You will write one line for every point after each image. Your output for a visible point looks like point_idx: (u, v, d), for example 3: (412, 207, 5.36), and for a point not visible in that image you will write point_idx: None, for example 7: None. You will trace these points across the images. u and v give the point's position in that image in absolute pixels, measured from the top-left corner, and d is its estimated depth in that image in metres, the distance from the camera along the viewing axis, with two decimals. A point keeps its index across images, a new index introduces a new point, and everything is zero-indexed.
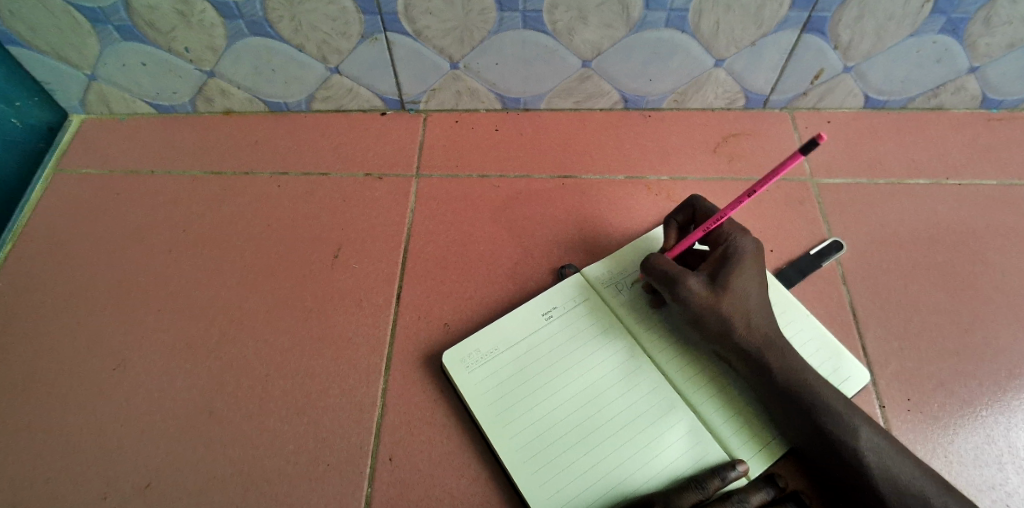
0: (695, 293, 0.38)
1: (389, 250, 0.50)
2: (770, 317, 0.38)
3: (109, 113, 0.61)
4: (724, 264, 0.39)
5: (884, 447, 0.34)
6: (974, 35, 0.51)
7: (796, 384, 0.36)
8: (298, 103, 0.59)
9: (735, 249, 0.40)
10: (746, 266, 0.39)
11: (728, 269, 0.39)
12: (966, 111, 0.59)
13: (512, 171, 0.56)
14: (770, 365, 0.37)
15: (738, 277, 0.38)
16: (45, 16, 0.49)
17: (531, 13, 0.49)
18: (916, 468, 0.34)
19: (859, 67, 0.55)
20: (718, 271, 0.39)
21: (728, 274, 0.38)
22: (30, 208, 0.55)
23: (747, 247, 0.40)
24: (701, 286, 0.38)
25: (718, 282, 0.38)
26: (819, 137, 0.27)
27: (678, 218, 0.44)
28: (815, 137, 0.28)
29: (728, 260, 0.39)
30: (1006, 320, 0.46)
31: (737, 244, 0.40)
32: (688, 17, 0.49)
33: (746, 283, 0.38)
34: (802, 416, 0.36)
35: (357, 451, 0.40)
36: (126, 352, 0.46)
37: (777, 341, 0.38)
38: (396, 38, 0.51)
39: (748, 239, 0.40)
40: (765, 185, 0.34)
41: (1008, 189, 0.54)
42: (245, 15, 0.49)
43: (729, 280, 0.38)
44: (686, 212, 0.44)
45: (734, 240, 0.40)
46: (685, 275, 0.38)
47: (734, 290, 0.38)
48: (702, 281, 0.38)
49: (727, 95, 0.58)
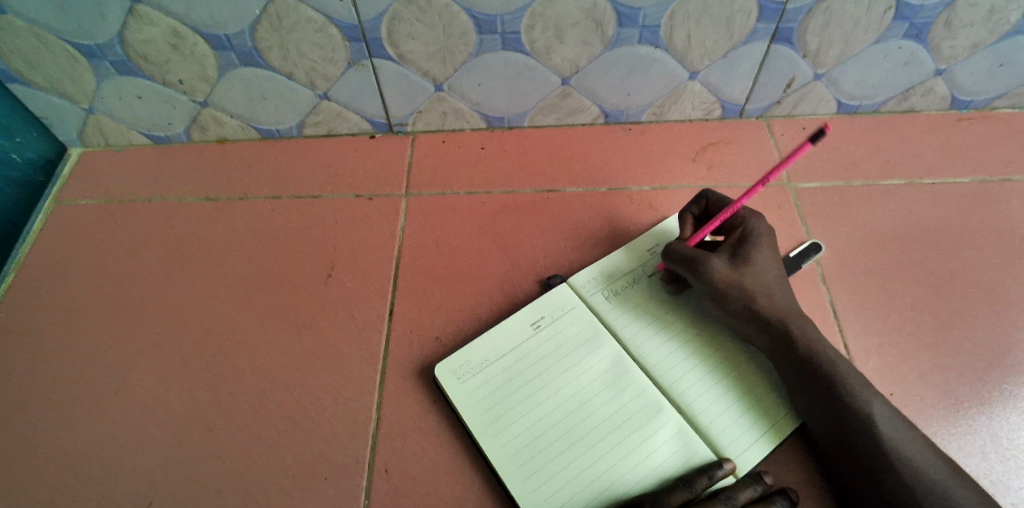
0: (717, 270, 0.40)
1: (380, 267, 0.52)
2: (785, 291, 0.41)
3: (105, 145, 0.62)
4: (742, 244, 0.41)
5: (894, 422, 0.35)
6: (937, 39, 0.53)
7: (814, 355, 0.38)
8: (289, 129, 0.61)
9: (751, 229, 0.42)
10: (763, 245, 0.41)
11: (747, 248, 0.41)
12: (938, 112, 0.61)
13: (499, 187, 0.57)
14: (789, 332, 0.39)
15: (757, 254, 0.40)
16: (44, 54, 0.51)
17: (510, 34, 0.51)
18: (919, 443, 0.35)
19: (830, 73, 0.57)
20: (738, 249, 0.41)
21: (747, 252, 0.40)
22: (31, 238, 0.56)
23: (761, 228, 0.41)
24: (723, 262, 0.40)
25: (738, 258, 0.40)
26: (825, 127, 0.32)
27: (693, 210, 0.47)
28: (822, 126, 0.32)
29: (745, 239, 0.41)
30: (983, 313, 0.47)
31: (752, 225, 0.42)
32: (662, 32, 0.51)
33: (765, 260, 0.40)
34: (810, 395, 0.38)
35: (353, 463, 0.41)
36: (124, 374, 0.46)
37: (791, 318, 0.39)
38: (382, 62, 0.53)
39: (760, 220, 0.42)
40: (778, 171, 0.37)
41: (981, 185, 0.56)
42: (236, 45, 0.51)
43: (749, 256, 0.40)
44: (700, 205, 0.47)
45: (748, 222, 0.42)
46: (705, 255, 0.41)
47: (755, 265, 0.40)
48: (723, 258, 0.40)
49: (704, 106, 0.60)
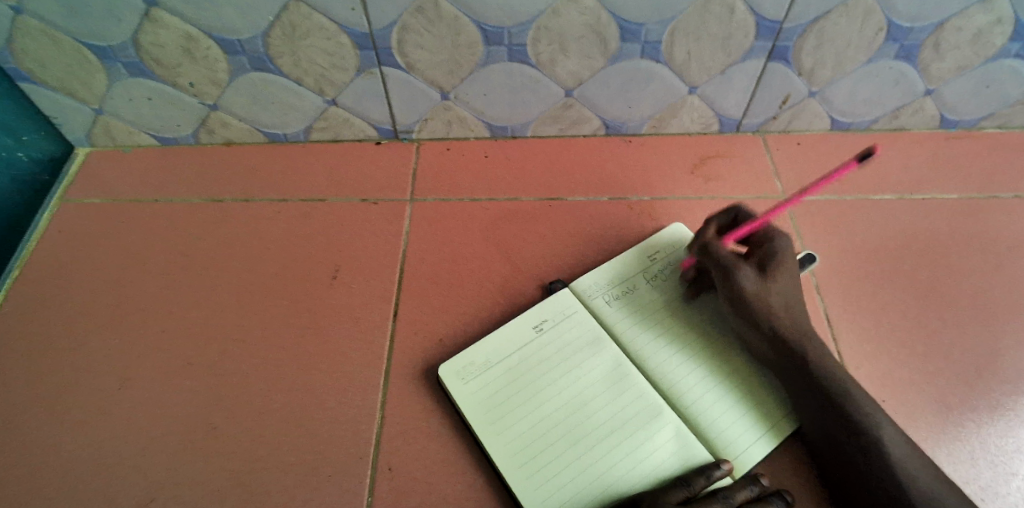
0: (747, 280, 0.40)
1: (384, 270, 0.52)
2: (785, 306, 0.41)
3: (112, 145, 0.63)
4: (769, 258, 0.42)
5: (876, 429, 0.36)
6: (926, 60, 0.55)
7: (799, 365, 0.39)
8: (296, 133, 0.62)
9: (778, 246, 0.42)
10: (787, 260, 0.42)
11: (774, 263, 0.42)
12: (928, 130, 0.64)
13: (501, 194, 0.59)
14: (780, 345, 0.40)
15: (781, 272, 0.41)
16: (57, 54, 0.52)
17: (517, 46, 0.52)
18: (903, 453, 0.36)
19: (824, 91, 0.59)
20: (765, 263, 0.42)
21: (774, 267, 0.41)
22: (34, 237, 0.56)
23: (786, 244, 0.43)
24: (753, 274, 0.41)
25: (767, 272, 0.41)
26: (876, 149, 0.33)
27: (721, 218, 0.45)
28: (873, 147, 0.33)
29: (772, 255, 0.42)
30: (971, 324, 0.48)
31: (779, 242, 0.43)
32: (662, 48, 0.53)
33: (787, 276, 0.42)
34: None
35: (356, 461, 0.41)
36: (128, 371, 0.47)
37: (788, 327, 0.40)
38: (390, 70, 0.55)
39: (785, 238, 0.43)
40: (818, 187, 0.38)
41: (968, 201, 0.58)
42: (248, 50, 0.52)
43: (775, 274, 0.41)
44: (728, 216, 0.45)
45: (775, 238, 0.43)
46: (737, 263, 0.41)
47: (777, 285, 0.41)
48: (752, 269, 0.41)
49: (702, 120, 0.62)
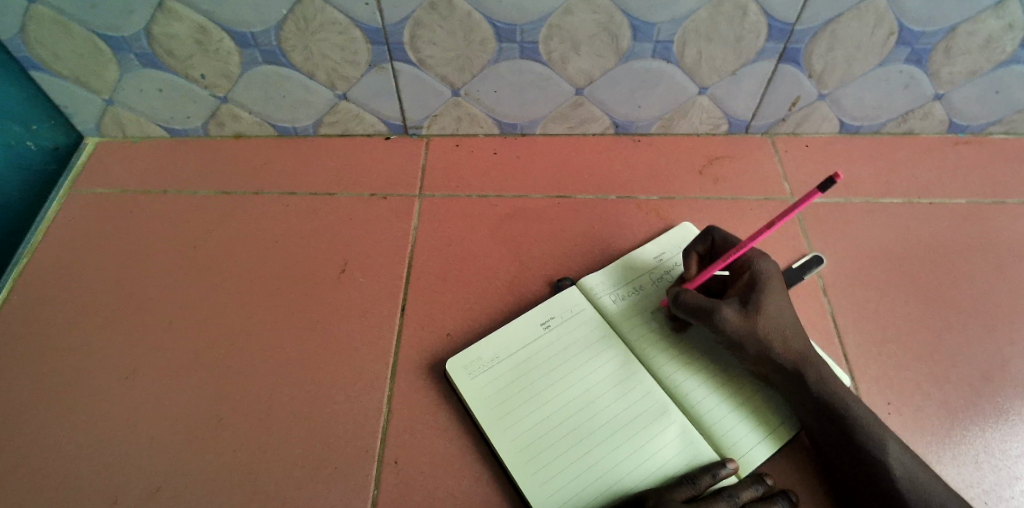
0: (729, 320, 0.39)
1: (392, 265, 0.53)
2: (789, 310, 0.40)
3: (122, 136, 0.63)
4: (752, 290, 0.40)
5: (882, 431, 0.36)
6: (937, 64, 0.55)
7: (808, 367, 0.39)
8: (305, 127, 0.62)
9: (760, 274, 0.41)
10: (774, 288, 0.40)
11: (758, 294, 0.40)
12: (936, 135, 0.64)
13: (510, 192, 0.59)
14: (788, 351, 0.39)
15: (767, 301, 0.39)
16: (70, 44, 0.52)
17: (528, 43, 0.52)
18: (908, 456, 0.36)
19: (834, 94, 0.59)
20: (749, 296, 0.40)
21: (759, 299, 0.39)
22: (44, 226, 0.57)
23: (771, 270, 0.41)
24: (735, 313, 0.39)
25: (750, 306, 0.39)
26: (836, 176, 0.29)
27: (699, 248, 0.45)
28: (833, 176, 0.29)
29: (756, 285, 0.40)
30: (977, 329, 0.48)
31: (762, 269, 0.41)
32: (674, 48, 0.53)
33: (776, 304, 0.40)
34: (806, 400, 0.39)
35: (363, 454, 0.42)
36: (137, 361, 0.47)
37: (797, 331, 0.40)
38: (402, 66, 0.55)
39: (769, 262, 0.41)
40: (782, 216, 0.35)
41: (976, 206, 0.58)
42: (261, 44, 0.52)
43: (760, 304, 0.39)
44: (706, 242, 0.46)
45: (757, 265, 0.41)
46: (717, 305, 0.40)
47: (766, 315, 0.39)
48: (735, 307, 0.39)
49: (711, 121, 0.62)
